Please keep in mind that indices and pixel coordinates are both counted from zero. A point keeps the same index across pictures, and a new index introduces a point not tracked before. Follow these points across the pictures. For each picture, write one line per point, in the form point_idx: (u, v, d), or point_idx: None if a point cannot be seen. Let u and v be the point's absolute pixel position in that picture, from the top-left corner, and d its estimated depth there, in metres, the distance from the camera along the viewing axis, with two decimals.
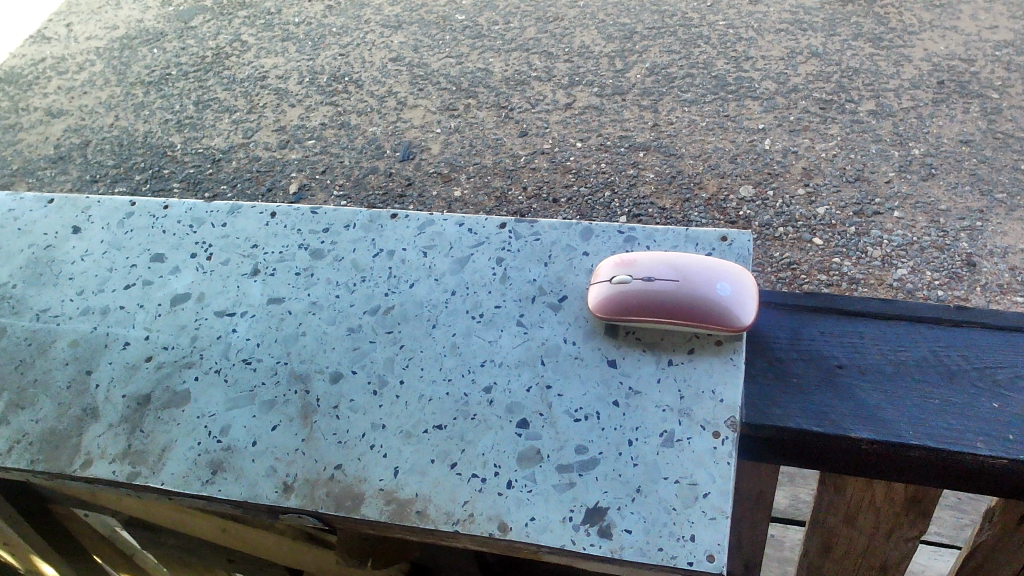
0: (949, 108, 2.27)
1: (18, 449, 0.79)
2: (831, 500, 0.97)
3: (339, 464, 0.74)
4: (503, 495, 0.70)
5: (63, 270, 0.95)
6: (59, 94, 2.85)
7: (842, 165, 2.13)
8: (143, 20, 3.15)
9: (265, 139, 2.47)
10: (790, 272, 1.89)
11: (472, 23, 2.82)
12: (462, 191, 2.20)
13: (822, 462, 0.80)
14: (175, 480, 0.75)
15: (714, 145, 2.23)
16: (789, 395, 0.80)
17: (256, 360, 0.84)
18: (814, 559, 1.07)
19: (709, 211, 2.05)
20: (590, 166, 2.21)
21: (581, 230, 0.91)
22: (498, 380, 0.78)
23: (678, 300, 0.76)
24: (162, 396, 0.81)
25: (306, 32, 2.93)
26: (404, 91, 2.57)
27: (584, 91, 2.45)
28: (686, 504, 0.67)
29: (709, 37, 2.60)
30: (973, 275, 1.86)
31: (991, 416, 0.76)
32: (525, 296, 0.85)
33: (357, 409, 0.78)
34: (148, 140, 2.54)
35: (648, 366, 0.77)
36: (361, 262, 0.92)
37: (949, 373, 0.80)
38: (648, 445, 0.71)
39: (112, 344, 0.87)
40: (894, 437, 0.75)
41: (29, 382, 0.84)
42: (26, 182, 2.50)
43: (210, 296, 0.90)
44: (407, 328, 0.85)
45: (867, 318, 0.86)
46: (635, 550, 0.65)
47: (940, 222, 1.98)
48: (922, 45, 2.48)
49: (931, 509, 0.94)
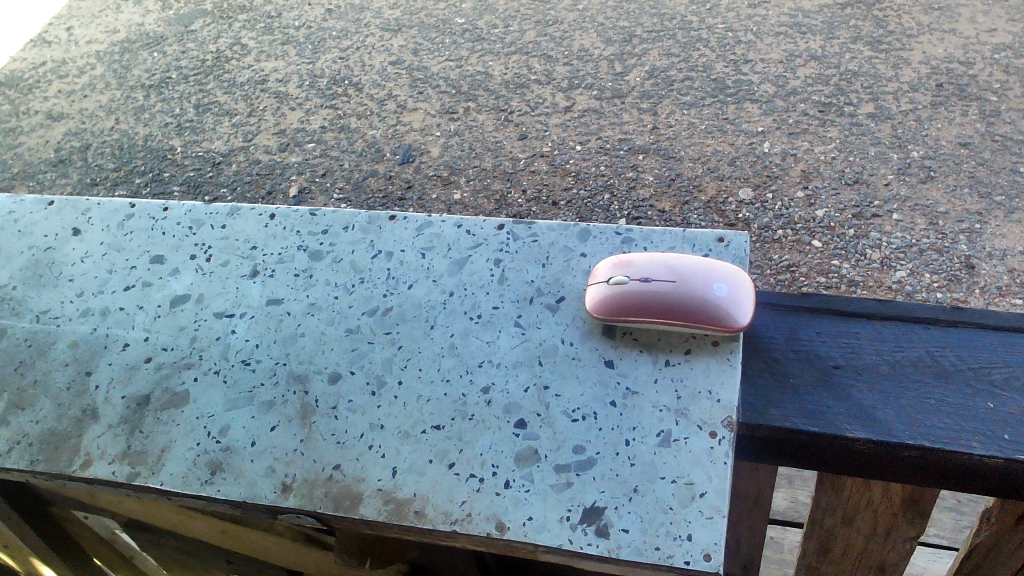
0: (948, 110, 2.28)
1: (19, 449, 0.79)
2: (828, 500, 0.97)
3: (337, 465, 0.75)
4: (501, 495, 0.70)
5: (63, 272, 0.95)
6: (59, 98, 2.85)
7: (840, 168, 2.14)
8: (143, 24, 3.16)
9: (265, 142, 2.48)
10: (790, 274, 1.90)
11: (471, 27, 2.83)
12: (462, 194, 2.21)
13: (819, 462, 0.80)
14: (174, 481, 0.75)
15: (714, 148, 2.23)
16: (786, 395, 0.80)
17: (255, 361, 0.84)
18: (813, 560, 1.07)
19: (708, 213, 2.05)
20: (590, 169, 2.22)
21: (579, 232, 0.91)
22: (496, 381, 0.79)
23: (676, 301, 0.77)
24: (162, 396, 0.82)
25: (306, 35, 2.93)
26: (404, 95, 2.57)
27: (584, 94, 2.46)
28: (683, 503, 0.68)
29: (708, 40, 2.61)
30: (972, 278, 1.86)
31: (986, 416, 0.76)
32: (523, 297, 0.86)
33: (356, 409, 0.79)
34: (148, 143, 2.55)
35: (645, 366, 0.77)
36: (359, 263, 0.92)
37: (945, 374, 0.80)
38: (645, 444, 0.72)
39: (112, 345, 0.87)
40: (889, 436, 0.75)
41: (29, 383, 0.85)
42: (26, 185, 2.51)
43: (209, 298, 0.91)
44: (406, 329, 0.85)
45: (863, 319, 0.86)
46: (631, 549, 0.65)
47: (939, 225, 1.98)
48: (921, 48, 2.48)
49: (929, 510, 0.94)
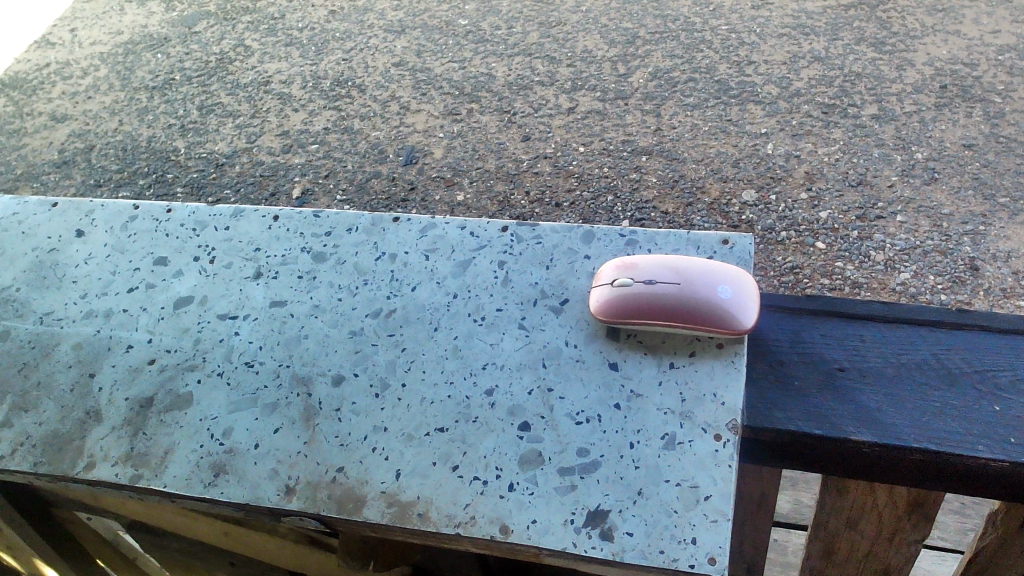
0: (952, 112, 2.27)
1: (22, 451, 0.79)
2: (832, 504, 0.96)
3: (341, 467, 0.74)
4: (504, 498, 0.70)
5: (67, 274, 0.95)
6: (63, 99, 2.86)
7: (844, 169, 2.13)
8: (148, 25, 3.17)
9: (268, 143, 2.48)
10: (793, 276, 1.89)
11: (474, 28, 2.83)
12: (464, 195, 2.21)
13: (824, 465, 0.80)
14: (177, 483, 0.75)
15: (717, 149, 2.23)
16: (790, 398, 0.80)
17: (258, 363, 0.84)
18: (817, 563, 1.06)
19: (711, 215, 2.05)
20: (592, 170, 2.21)
21: (583, 233, 0.91)
22: (499, 383, 0.79)
23: (681, 303, 0.77)
24: (165, 398, 0.82)
25: (309, 36, 2.94)
26: (407, 96, 2.57)
27: (587, 95, 2.46)
28: (687, 506, 0.67)
29: (711, 41, 2.60)
30: (976, 280, 1.86)
31: (991, 419, 0.76)
32: (527, 299, 0.85)
33: (359, 412, 0.78)
34: (152, 144, 2.55)
35: (649, 369, 0.77)
36: (363, 265, 0.92)
37: (949, 377, 0.80)
38: (649, 447, 0.71)
39: (114, 347, 0.87)
40: (895, 440, 0.75)
41: (32, 385, 0.85)
42: (30, 186, 2.51)
43: (212, 299, 0.91)
44: (408, 332, 0.85)
45: (868, 322, 0.86)
46: (636, 552, 0.65)
47: (943, 226, 1.98)
48: (924, 49, 2.48)
49: (934, 513, 0.93)
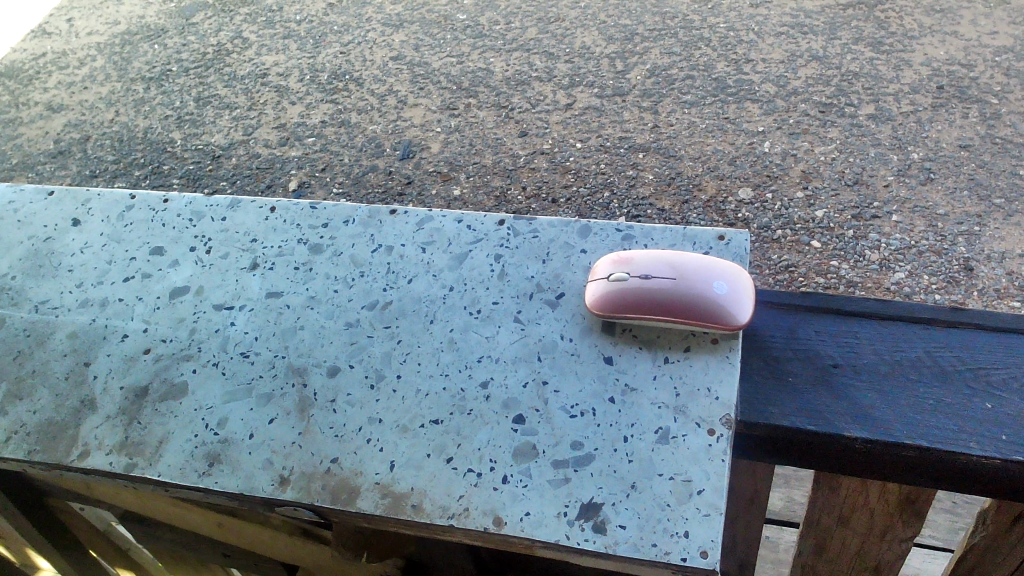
0: (948, 112, 2.28)
1: (16, 439, 0.79)
2: (825, 500, 0.97)
3: (335, 458, 0.75)
4: (497, 490, 0.70)
5: (62, 262, 0.95)
6: (59, 89, 2.85)
7: (840, 169, 2.14)
8: (144, 16, 3.15)
9: (265, 136, 2.47)
10: (788, 274, 1.89)
11: (472, 23, 2.82)
12: (461, 190, 2.21)
13: (815, 460, 0.80)
14: (172, 472, 0.75)
15: (714, 147, 2.23)
16: (784, 394, 0.80)
17: (254, 353, 0.84)
18: (808, 559, 1.07)
19: (708, 212, 2.05)
20: (589, 166, 2.21)
21: (579, 228, 0.91)
22: (495, 375, 0.79)
23: (676, 298, 0.77)
24: (160, 387, 0.82)
25: (307, 29, 2.93)
26: (404, 90, 2.57)
27: (584, 91, 2.46)
28: (680, 501, 0.68)
29: (709, 39, 2.61)
30: (971, 280, 1.87)
31: (983, 416, 0.76)
32: (523, 292, 0.85)
33: (354, 403, 0.79)
34: (148, 136, 2.54)
35: (644, 364, 0.77)
36: (360, 257, 0.92)
37: (943, 373, 0.80)
38: (643, 441, 0.72)
39: (110, 336, 0.87)
40: (888, 436, 0.75)
41: (27, 373, 0.85)
42: (25, 176, 2.50)
43: (208, 290, 0.91)
44: (405, 323, 0.85)
45: (864, 318, 0.86)
46: (629, 545, 0.65)
47: (938, 226, 1.98)
48: (922, 50, 2.48)
49: (925, 511, 0.94)
